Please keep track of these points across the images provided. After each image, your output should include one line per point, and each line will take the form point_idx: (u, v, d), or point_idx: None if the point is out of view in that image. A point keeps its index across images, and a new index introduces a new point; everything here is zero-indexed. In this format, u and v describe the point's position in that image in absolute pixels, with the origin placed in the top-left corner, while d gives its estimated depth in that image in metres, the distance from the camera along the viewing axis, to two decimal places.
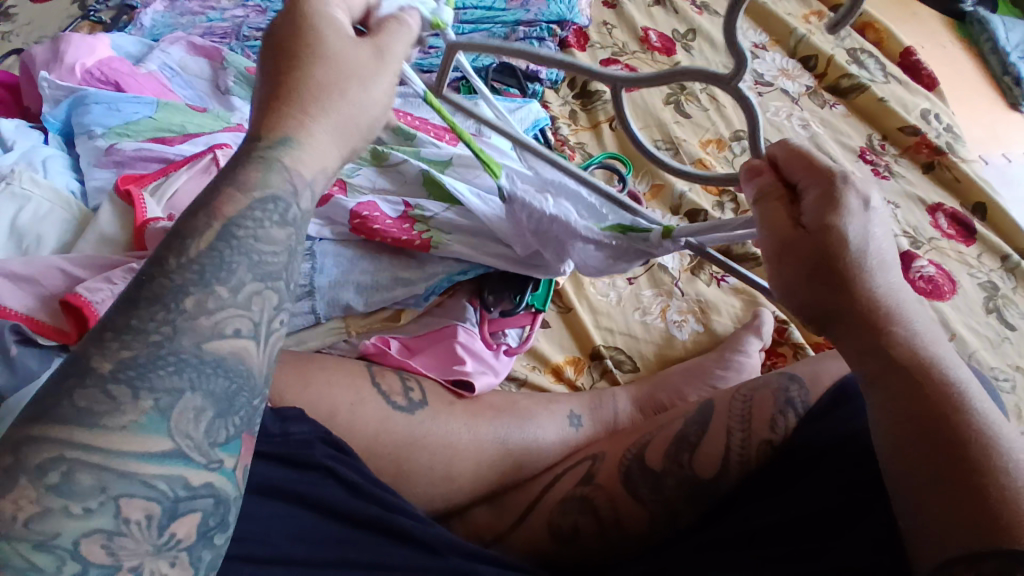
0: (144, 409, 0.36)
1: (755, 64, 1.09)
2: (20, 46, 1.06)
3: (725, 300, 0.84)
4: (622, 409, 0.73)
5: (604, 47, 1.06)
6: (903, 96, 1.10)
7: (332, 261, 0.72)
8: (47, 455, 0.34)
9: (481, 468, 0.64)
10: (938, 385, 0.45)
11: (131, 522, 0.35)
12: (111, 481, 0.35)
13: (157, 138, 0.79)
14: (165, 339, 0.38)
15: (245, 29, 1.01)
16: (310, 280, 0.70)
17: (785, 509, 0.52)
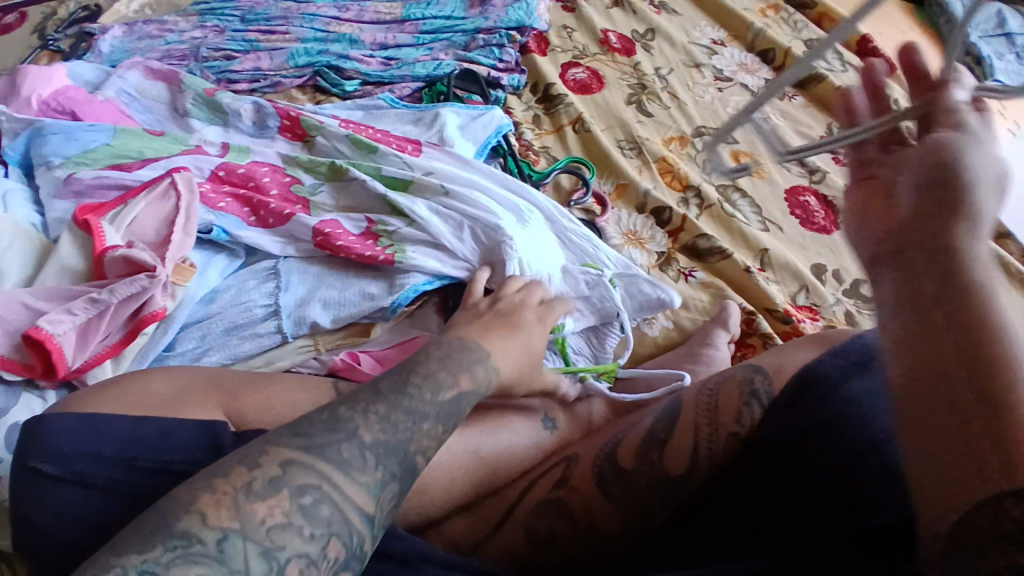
0: (376, 475, 0.43)
1: (714, 59, 1.11)
2: None
3: (693, 295, 0.83)
4: (597, 409, 0.74)
5: (564, 51, 1.07)
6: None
7: (297, 280, 0.74)
8: (309, 479, 0.40)
9: (454, 477, 0.64)
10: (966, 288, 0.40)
11: (328, 557, 0.39)
12: (336, 520, 0.40)
13: (114, 165, 0.78)
14: (408, 435, 0.45)
15: (204, 51, 1.00)
16: (276, 299, 0.72)
17: (755, 501, 0.53)
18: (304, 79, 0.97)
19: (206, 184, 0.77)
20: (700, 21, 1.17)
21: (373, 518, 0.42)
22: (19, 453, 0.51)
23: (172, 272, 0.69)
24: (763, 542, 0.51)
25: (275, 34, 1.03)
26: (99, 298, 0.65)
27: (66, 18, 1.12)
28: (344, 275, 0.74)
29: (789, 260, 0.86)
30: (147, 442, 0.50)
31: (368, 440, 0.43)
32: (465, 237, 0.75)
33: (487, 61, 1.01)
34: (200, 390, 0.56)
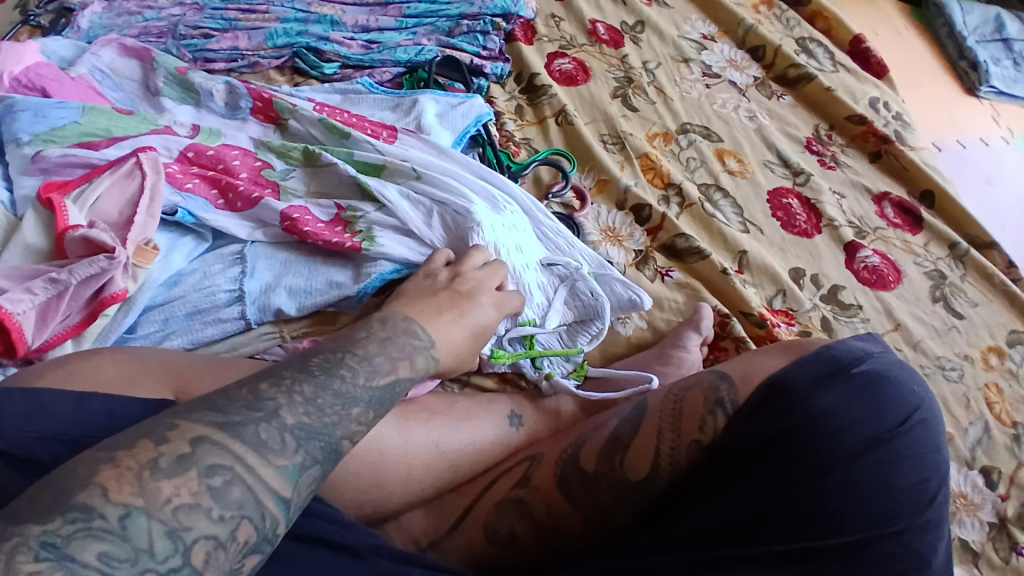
0: (295, 458, 0.42)
1: (704, 55, 1.09)
2: None
3: (668, 295, 0.82)
4: (565, 405, 0.73)
5: (551, 40, 1.05)
6: (851, 86, 1.10)
7: (262, 267, 0.72)
8: (219, 460, 0.39)
9: (412, 472, 0.63)
10: None
11: (237, 540, 0.39)
12: (249, 503, 0.39)
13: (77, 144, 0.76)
14: (333, 421, 0.44)
15: (182, 28, 0.98)
16: (239, 285, 0.71)
17: (711, 514, 0.53)
18: (282, 61, 0.96)
19: (174, 165, 0.76)
20: (692, 15, 1.15)
21: (289, 503, 0.41)
22: None
23: (133, 254, 0.68)
24: (745, 551, 0.51)
25: (255, 13, 1.01)
26: (58, 278, 0.63)
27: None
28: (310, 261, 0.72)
29: (769, 264, 0.85)
30: (92, 422, 0.49)
31: (289, 422, 0.43)
32: (428, 224, 0.74)
33: (471, 49, 0.99)
34: (149, 373, 0.54)
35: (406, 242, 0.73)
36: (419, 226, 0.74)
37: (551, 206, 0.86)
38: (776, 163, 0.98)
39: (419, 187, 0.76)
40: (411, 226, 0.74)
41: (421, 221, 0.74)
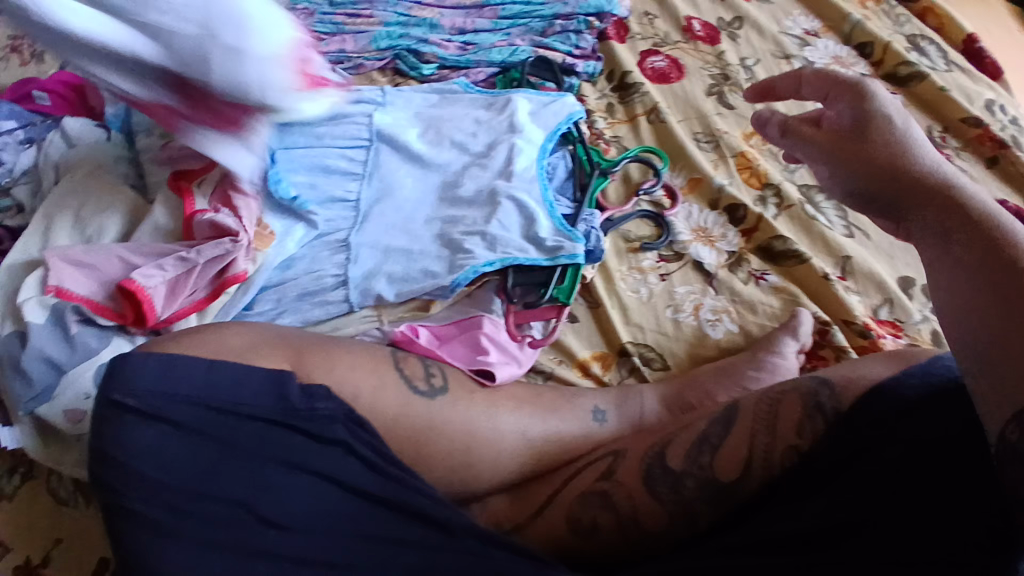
0: None
1: (806, 51, 1.04)
2: None
3: (763, 299, 0.80)
4: (649, 405, 0.73)
5: (644, 38, 1.04)
6: (966, 85, 1.01)
7: (365, 253, 0.78)
8: None
9: (500, 456, 0.65)
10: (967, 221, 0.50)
11: None
12: None
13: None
14: None
15: None
16: (346, 270, 0.77)
17: (805, 517, 0.51)
18: (384, 62, 1.01)
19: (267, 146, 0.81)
20: (794, 9, 1.10)
21: None
22: (105, 388, 0.55)
23: (254, 239, 0.75)
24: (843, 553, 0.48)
25: (360, 18, 1.06)
26: (186, 257, 0.69)
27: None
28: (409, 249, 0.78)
29: (874, 270, 0.81)
30: (220, 384, 0.55)
31: None
32: (511, 230, 0.78)
33: (564, 48, 1.00)
34: (268, 346, 0.59)
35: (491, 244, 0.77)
36: (504, 233, 0.77)
37: (640, 204, 0.87)
38: None
39: (508, 195, 0.80)
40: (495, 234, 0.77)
41: (505, 230, 0.78)
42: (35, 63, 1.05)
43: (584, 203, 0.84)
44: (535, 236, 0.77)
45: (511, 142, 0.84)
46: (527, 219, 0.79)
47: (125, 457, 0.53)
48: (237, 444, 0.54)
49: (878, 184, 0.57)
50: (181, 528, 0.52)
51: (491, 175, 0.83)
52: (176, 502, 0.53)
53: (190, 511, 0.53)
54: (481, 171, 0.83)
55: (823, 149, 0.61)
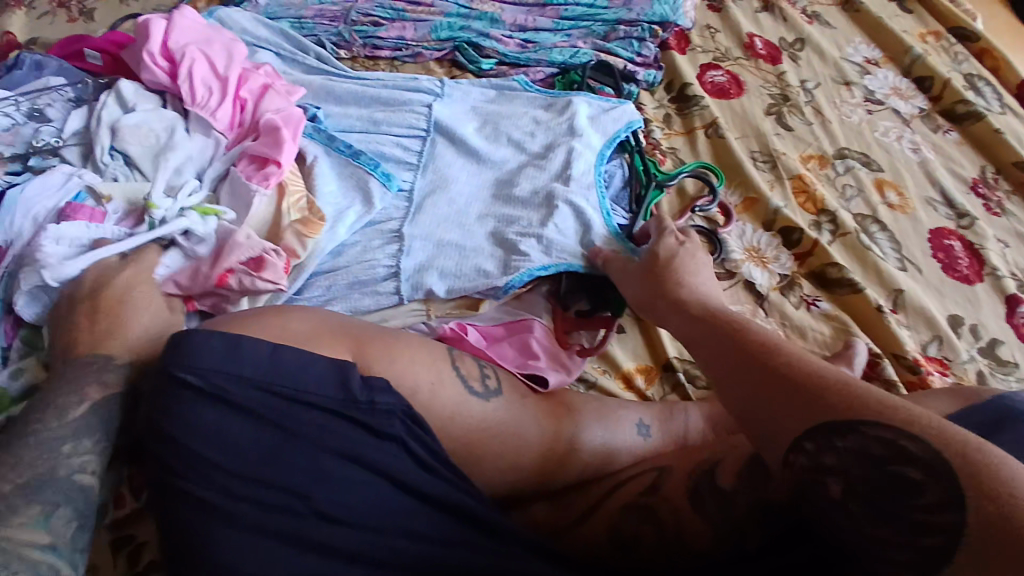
0: None
1: (866, 79, 1.03)
2: (134, 11, 1.06)
3: (813, 326, 0.78)
4: (693, 423, 0.72)
5: (706, 51, 1.03)
6: (1020, 129, 1.00)
7: (418, 245, 0.77)
8: None
9: (547, 462, 0.65)
10: (771, 354, 0.53)
11: None
12: None
13: (235, 120, 0.81)
14: None
15: (354, 15, 1.03)
16: (396, 262, 0.76)
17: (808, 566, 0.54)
18: (443, 53, 1.01)
19: (292, 127, 0.79)
20: (855, 37, 1.10)
21: None
22: (167, 363, 0.54)
23: (304, 226, 0.74)
24: None
25: (421, 6, 1.05)
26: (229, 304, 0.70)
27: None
28: (461, 241, 0.78)
29: (925, 305, 0.79)
30: (283, 370, 0.54)
31: None
32: (560, 235, 0.78)
33: (626, 54, 0.99)
34: (332, 335, 0.60)
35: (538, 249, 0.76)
36: (552, 237, 0.77)
37: (694, 220, 0.86)
38: (938, 201, 0.90)
39: (562, 199, 0.79)
40: (542, 239, 0.77)
41: (553, 235, 0.77)
42: (85, 21, 1.04)
43: (638, 217, 0.84)
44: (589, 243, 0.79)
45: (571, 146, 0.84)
46: (582, 228, 0.79)
47: (189, 440, 0.52)
48: (298, 431, 0.53)
49: (672, 304, 0.68)
50: (235, 513, 0.52)
51: (546, 177, 0.82)
52: (234, 488, 0.52)
53: (245, 497, 0.52)
54: (537, 173, 0.82)
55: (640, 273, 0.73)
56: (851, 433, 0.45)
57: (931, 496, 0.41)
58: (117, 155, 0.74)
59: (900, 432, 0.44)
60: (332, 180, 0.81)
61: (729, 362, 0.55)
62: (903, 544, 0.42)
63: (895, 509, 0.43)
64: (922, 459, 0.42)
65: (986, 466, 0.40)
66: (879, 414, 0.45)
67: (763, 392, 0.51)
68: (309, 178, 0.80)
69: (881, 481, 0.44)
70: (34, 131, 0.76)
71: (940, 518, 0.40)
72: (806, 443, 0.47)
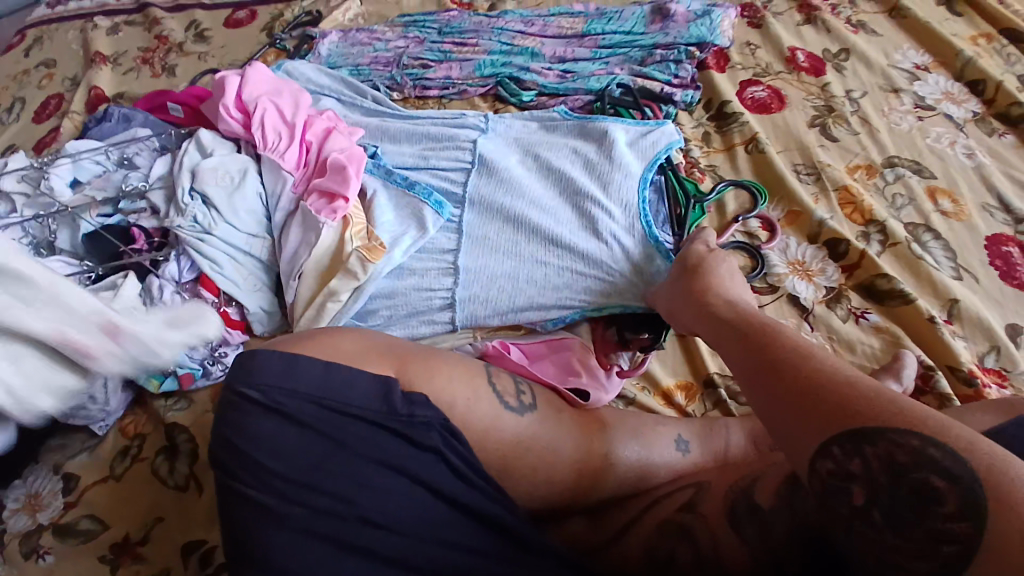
0: None
1: (916, 86, 1.00)
2: (213, 66, 1.20)
3: (862, 339, 0.76)
4: (734, 440, 0.71)
5: (745, 68, 1.03)
6: None
7: (470, 277, 0.82)
8: None
9: (584, 476, 0.66)
10: (794, 356, 0.52)
11: None
12: None
13: (301, 160, 0.89)
14: None
15: (405, 59, 1.12)
16: (452, 293, 0.82)
17: None
18: (486, 89, 1.07)
19: (353, 165, 0.86)
20: (904, 43, 1.06)
21: None
22: (233, 379, 0.61)
23: (368, 251, 0.80)
24: None
25: (466, 46, 1.12)
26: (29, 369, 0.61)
27: (291, 20, 1.25)
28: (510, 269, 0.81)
29: (984, 316, 0.75)
30: (333, 384, 0.60)
31: None
32: (602, 258, 0.81)
33: (663, 77, 1.01)
34: (376, 352, 0.64)
35: (583, 275, 0.81)
36: (595, 259, 0.81)
37: (735, 236, 0.85)
38: (997, 207, 0.85)
39: (603, 224, 0.82)
40: (583, 264, 0.81)
41: (596, 257, 0.81)
42: (166, 75, 1.19)
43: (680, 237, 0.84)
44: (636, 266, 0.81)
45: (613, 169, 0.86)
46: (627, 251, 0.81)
47: (250, 446, 0.58)
48: (344, 441, 0.58)
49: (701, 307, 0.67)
50: (287, 515, 0.57)
51: (586, 198, 0.84)
52: (286, 492, 0.57)
53: (297, 500, 0.57)
54: (582, 197, 0.84)
55: (674, 281, 0.73)
56: (876, 442, 0.43)
57: (952, 506, 0.40)
58: (196, 195, 0.83)
59: (926, 440, 0.42)
60: (390, 211, 0.87)
61: (761, 369, 0.53)
62: (917, 554, 0.40)
63: (914, 516, 0.41)
64: (951, 469, 0.40)
65: (1002, 475, 0.39)
66: (910, 425, 0.43)
67: (794, 397, 0.48)
68: (369, 211, 0.86)
69: (902, 490, 0.42)
70: (124, 177, 0.87)
71: (958, 527, 0.39)
72: (833, 448, 0.45)
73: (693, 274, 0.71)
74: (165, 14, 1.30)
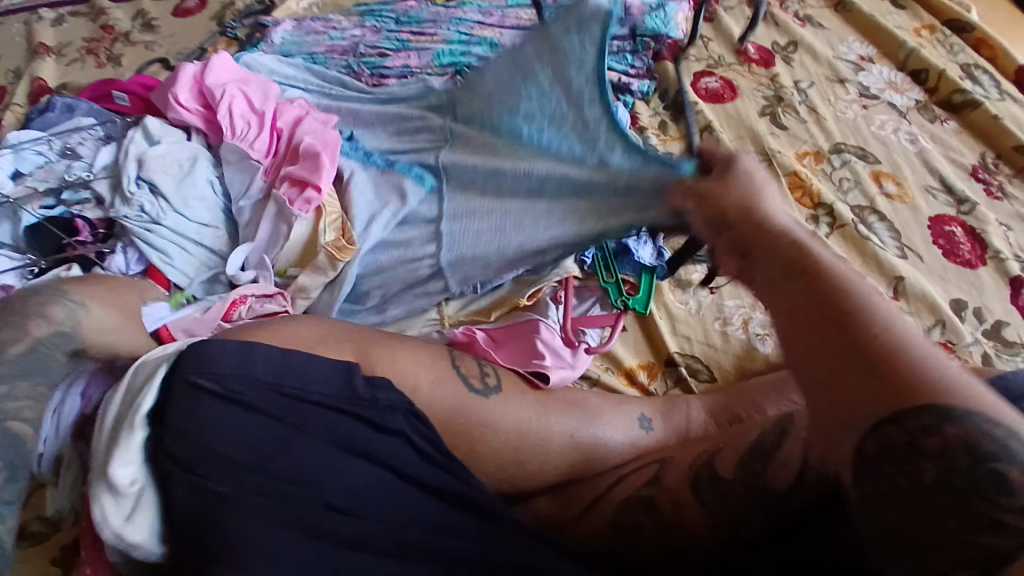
0: None
1: (860, 76, 1.04)
2: (162, 55, 1.15)
3: None
4: (695, 417, 0.73)
5: (698, 61, 1.07)
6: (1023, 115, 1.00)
7: (456, 240, 0.81)
8: None
9: (549, 455, 0.66)
10: (840, 288, 0.44)
11: None
12: None
13: (272, 148, 0.87)
14: None
15: (362, 48, 1.10)
16: (439, 260, 0.81)
17: None
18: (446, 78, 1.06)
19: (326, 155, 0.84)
20: (848, 35, 1.11)
21: None
22: (183, 366, 0.58)
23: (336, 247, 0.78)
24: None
25: (424, 36, 1.12)
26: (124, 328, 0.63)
27: (243, 9, 1.22)
28: (503, 227, 0.79)
29: (927, 291, 0.79)
30: (292, 370, 0.58)
31: None
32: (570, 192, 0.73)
33: (620, 67, 1.02)
34: (337, 337, 0.63)
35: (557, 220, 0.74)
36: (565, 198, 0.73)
37: None
38: (938, 189, 0.90)
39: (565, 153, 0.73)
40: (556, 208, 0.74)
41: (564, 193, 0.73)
42: (112, 66, 1.14)
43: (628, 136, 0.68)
44: (614, 204, 0.69)
45: (569, 96, 0.70)
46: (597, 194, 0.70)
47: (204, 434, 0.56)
48: (305, 427, 0.57)
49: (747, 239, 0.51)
50: (249, 504, 0.55)
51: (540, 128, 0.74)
52: (246, 481, 0.55)
53: (259, 489, 0.55)
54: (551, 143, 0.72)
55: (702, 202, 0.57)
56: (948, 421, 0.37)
57: None
58: (143, 184, 0.81)
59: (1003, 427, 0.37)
60: (369, 191, 0.86)
61: (793, 320, 0.45)
62: (965, 540, 0.36)
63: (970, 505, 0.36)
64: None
65: None
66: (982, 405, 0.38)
67: (830, 358, 0.42)
68: (345, 195, 0.84)
69: (975, 477, 0.36)
70: (67, 168, 0.84)
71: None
72: (907, 421, 0.38)
73: (737, 196, 0.54)
74: (111, 3, 1.25)
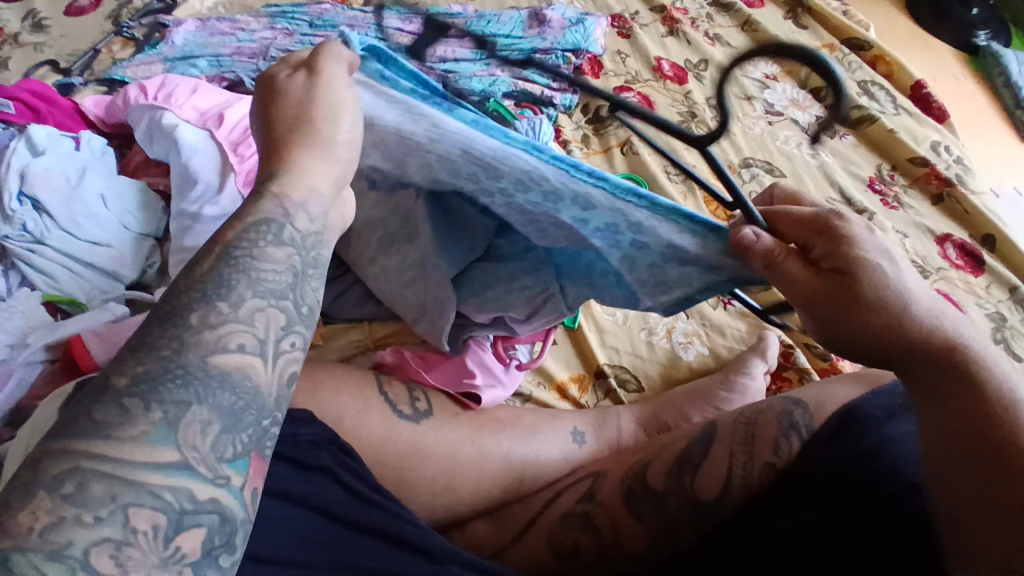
0: (154, 419, 0.36)
1: (766, 94, 1.11)
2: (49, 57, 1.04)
3: (731, 323, 0.85)
4: (626, 428, 0.74)
5: (617, 76, 1.09)
6: (913, 128, 1.10)
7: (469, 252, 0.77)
8: (64, 466, 0.33)
9: (483, 480, 0.65)
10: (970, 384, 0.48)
11: (139, 532, 0.33)
12: (121, 489, 0.34)
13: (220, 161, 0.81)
14: (173, 353, 0.38)
15: (273, 51, 1.03)
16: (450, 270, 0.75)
17: (763, 538, 0.55)
18: None
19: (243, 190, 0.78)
20: (755, 55, 1.18)
21: None
22: None
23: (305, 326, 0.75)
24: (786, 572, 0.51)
25: None
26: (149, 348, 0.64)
27: (142, 7, 1.12)
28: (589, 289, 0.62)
29: None
30: None
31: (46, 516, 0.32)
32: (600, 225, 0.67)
33: (542, 80, 1.03)
34: None
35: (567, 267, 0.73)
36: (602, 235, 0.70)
37: None
38: (838, 200, 0.98)
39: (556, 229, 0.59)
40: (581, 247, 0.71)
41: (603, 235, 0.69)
42: None
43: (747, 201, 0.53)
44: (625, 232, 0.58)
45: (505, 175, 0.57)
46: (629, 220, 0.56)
47: None
48: None
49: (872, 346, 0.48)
50: None
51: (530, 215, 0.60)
52: None
53: None
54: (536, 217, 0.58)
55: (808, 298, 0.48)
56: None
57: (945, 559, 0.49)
58: (26, 200, 0.76)
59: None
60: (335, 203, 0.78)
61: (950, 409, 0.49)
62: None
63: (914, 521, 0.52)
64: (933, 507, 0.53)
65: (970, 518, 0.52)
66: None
67: (972, 412, 0.47)
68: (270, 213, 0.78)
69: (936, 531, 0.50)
70: None
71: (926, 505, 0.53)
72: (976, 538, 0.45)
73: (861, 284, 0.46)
74: None
